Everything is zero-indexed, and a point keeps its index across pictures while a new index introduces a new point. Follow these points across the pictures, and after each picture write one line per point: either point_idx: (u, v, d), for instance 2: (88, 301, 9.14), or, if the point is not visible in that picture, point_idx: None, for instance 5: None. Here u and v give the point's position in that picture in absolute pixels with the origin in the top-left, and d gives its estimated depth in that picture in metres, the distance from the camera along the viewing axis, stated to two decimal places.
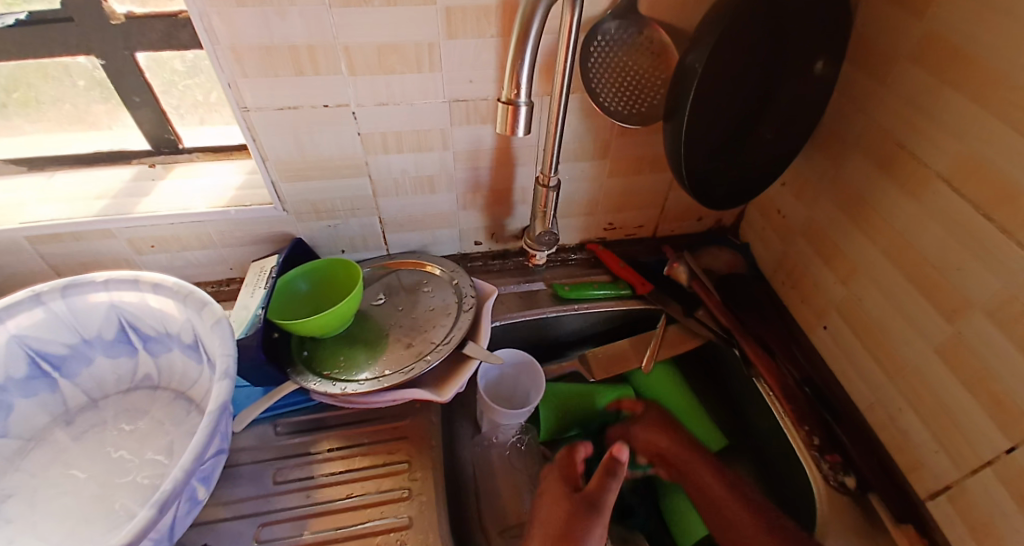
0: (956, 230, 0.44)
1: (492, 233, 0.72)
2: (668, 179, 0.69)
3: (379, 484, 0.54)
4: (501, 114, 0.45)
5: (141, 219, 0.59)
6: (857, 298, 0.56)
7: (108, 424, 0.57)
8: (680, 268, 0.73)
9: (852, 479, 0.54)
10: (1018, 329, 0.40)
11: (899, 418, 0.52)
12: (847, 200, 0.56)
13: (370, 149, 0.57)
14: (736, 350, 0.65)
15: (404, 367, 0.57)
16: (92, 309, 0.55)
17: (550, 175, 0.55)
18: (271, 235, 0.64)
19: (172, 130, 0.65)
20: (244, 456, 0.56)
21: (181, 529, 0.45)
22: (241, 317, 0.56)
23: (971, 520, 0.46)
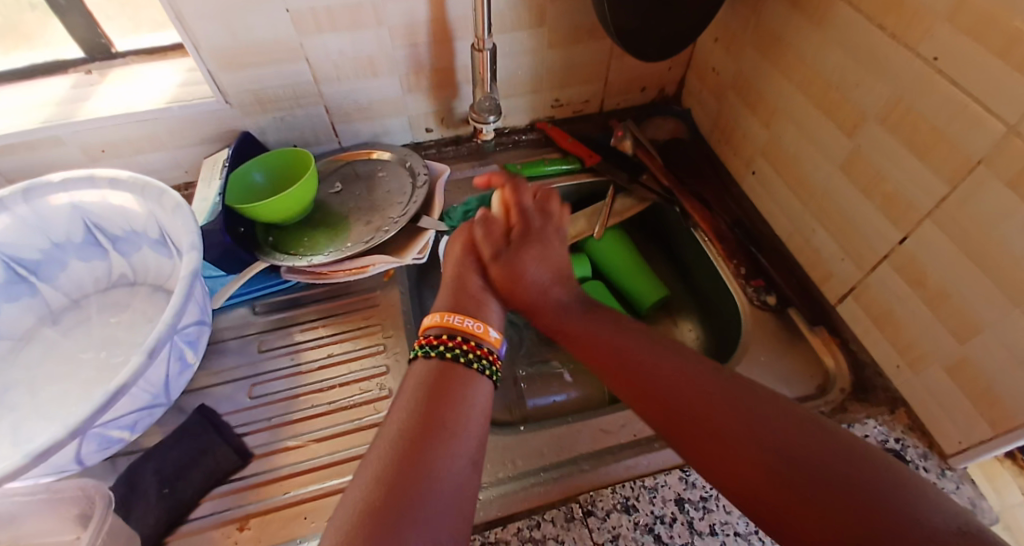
0: (852, 50, 0.48)
1: (442, 119, 0.74)
2: (607, 47, 0.71)
3: (357, 343, 0.60)
4: None
5: (86, 122, 0.60)
6: (777, 138, 0.61)
7: (94, 320, 0.61)
8: (626, 138, 0.76)
9: (773, 298, 0.61)
10: (903, 127, 0.45)
11: (813, 238, 0.59)
12: (767, 44, 0.59)
13: (303, 31, 0.58)
14: (676, 208, 0.71)
15: (366, 240, 0.61)
16: (55, 211, 0.57)
17: (484, 38, 0.57)
18: (222, 133, 0.65)
19: (103, 34, 0.64)
20: (227, 333, 0.61)
21: (176, 388, 0.51)
22: (202, 208, 0.59)
23: (873, 312, 0.53)
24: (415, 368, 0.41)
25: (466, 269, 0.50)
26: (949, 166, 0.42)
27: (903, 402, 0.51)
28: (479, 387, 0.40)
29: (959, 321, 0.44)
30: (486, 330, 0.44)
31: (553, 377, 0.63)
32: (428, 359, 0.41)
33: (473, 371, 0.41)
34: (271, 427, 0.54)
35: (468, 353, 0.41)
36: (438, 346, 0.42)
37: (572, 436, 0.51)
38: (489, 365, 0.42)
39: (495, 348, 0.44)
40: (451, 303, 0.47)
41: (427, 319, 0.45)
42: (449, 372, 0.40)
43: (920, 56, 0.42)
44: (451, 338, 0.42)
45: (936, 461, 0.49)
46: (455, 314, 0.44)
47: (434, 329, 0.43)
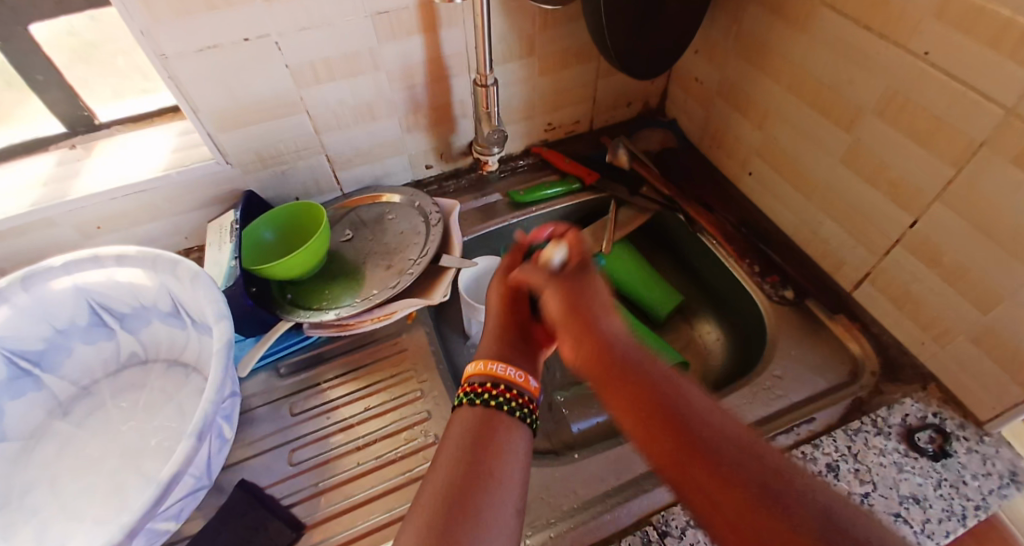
0: (840, 50, 0.51)
1: (441, 154, 0.74)
2: (594, 68, 0.73)
3: (392, 392, 0.59)
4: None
5: (81, 200, 0.57)
6: (773, 139, 0.64)
7: (109, 406, 0.58)
8: (620, 152, 0.77)
9: (790, 291, 0.63)
10: (901, 119, 0.48)
11: (820, 229, 0.62)
12: (751, 51, 0.62)
13: (302, 83, 0.57)
14: (680, 215, 0.73)
15: (390, 285, 0.60)
16: (58, 297, 0.54)
17: (486, 73, 0.58)
18: (223, 193, 0.64)
19: (85, 105, 0.62)
20: (255, 401, 0.58)
21: (218, 467, 0.48)
22: (217, 273, 0.56)
23: (890, 293, 0.55)
24: (460, 416, 0.41)
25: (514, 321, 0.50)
26: (952, 150, 0.44)
27: (934, 377, 0.54)
28: (519, 435, 0.40)
29: (979, 292, 0.46)
30: (527, 380, 0.44)
31: (591, 398, 0.63)
32: (472, 407, 0.41)
33: (515, 421, 0.41)
34: (318, 493, 0.51)
35: (510, 401, 0.42)
36: (483, 394, 0.42)
37: (629, 456, 0.51)
38: (527, 412, 0.42)
39: (535, 397, 0.44)
40: (494, 350, 0.47)
41: (469, 366, 0.45)
42: (494, 420, 0.41)
43: (911, 51, 0.45)
44: (494, 386, 0.43)
45: (973, 429, 0.50)
46: (497, 362, 0.45)
47: (477, 377, 0.43)
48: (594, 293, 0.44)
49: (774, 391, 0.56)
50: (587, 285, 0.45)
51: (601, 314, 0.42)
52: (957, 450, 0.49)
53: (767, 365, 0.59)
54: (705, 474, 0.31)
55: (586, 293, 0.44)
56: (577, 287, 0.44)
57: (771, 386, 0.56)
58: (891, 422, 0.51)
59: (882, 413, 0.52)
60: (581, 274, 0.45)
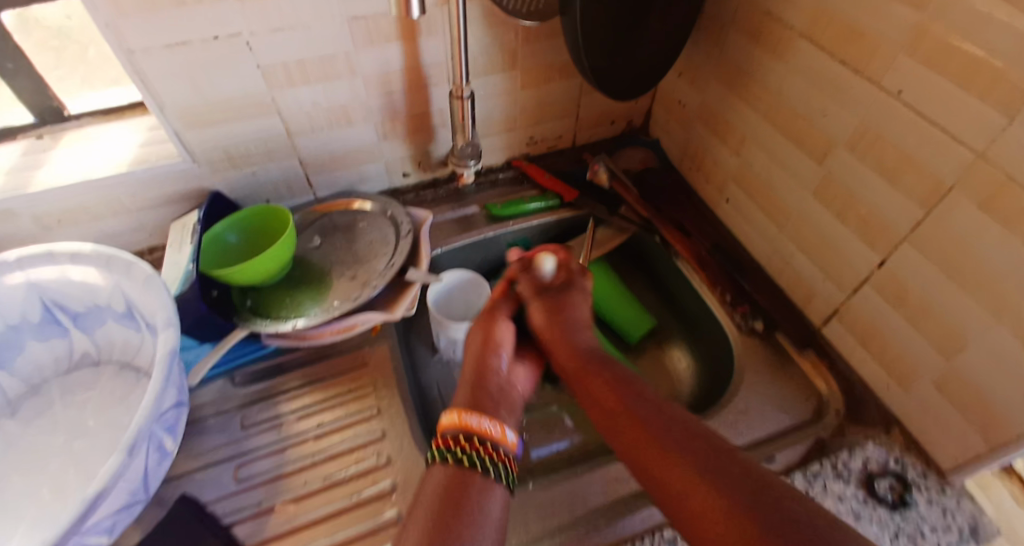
0: (815, 80, 0.50)
1: (419, 163, 0.73)
2: (578, 84, 0.71)
3: (348, 408, 0.57)
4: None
5: (41, 193, 0.55)
6: (749, 164, 0.63)
7: (58, 406, 0.56)
8: (601, 171, 0.76)
9: (760, 324, 0.62)
10: (872, 153, 0.47)
11: (793, 261, 0.60)
12: (730, 75, 0.61)
13: (275, 84, 0.56)
14: (657, 237, 0.72)
15: (352, 296, 0.59)
16: (9, 292, 0.53)
17: (462, 86, 0.57)
18: (189, 193, 0.62)
19: (56, 97, 0.60)
20: (207, 410, 0.57)
21: (155, 481, 0.47)
22: (173, 275, 0.56)
23: (859, 334, 0.54)
24: (433, 474, 0.39)
25: (486, 353, 0.50)
26: (921, 189, 0.43)
27: (898, 421, 0.52)
28: (494, 496, 0.38)
29: (944, 339, 0.45)
30: (504, 430, 0.43)
31: (554, 423, 0.62)
32: (445, 463, 0.39)
33: (489, 479, 0.39)
34: (261, 512, 0.50)
35: (485, 456, 0.40)
36: (456, 449, 0.40)
37: (583, 488, 0.50)
38: (501, 468, 0.40)
39: (511, 452, 0.42)
40: (470, 401, 0.45)
41: (445, 416, 0.43)
42: (467, 480, 0.38)
43: (884, 88, 0.44)
44: (468, 440, 0.41)
45: (935, 479, 0.49)
46: (473, 414, 0.43)
47: (450, 429, 0.42)
48: (574, 310, 0.54)
49: (736, 427, 0.55)
50: (573, 301, 0.55)
51: (572, 328, 0.52)
52: (916, 500, 0.48)
53: (732, 398, 0.57)
54: (673, 474, 0.34)
55: (567, 310, 0.54)
56: (561, 303, 0.54)
57: (735, 421, 0.55)
58: (852, 467, 0.50)
59: (843, 456, 0.51)
60: (566, 289, 0.56)
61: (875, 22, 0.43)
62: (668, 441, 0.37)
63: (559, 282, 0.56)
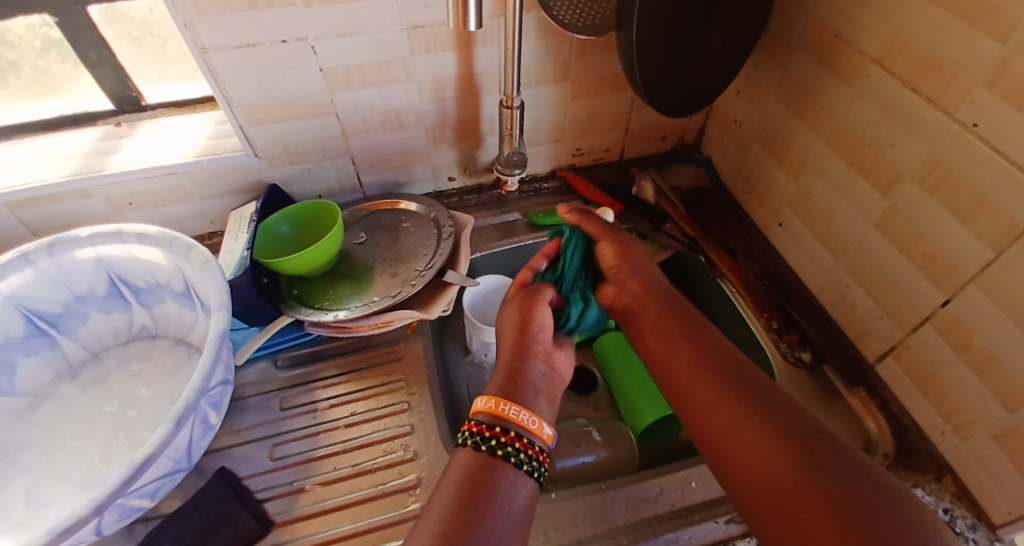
0: (885, 107, 0.48)
1: (465, 168, 0.74)
2: (629, 98, 0.71)
3: (380, 400, 0.58)
4: (451, 7, 0.46)
5: (115, 175, 0.60)
6: (806, 191, 0.61)
7: (113, 374, 0.60)
8: (647, 186, 0.76)
9: (807, 354, 0.60)
10: (942, 189, 0.45)
11: (846, 292, 0.58)
12: (793, 97, 0.60)
13: (334, 86, 0.58)
14: (701, 256, 0.70)
15: (392, 293, 0.61)
16: (80, 265, 0.57)
17: (513, 95, 0.58)
18: (248, 183, 0.66)
19: (134, 86, 0.65)
20: (248, 390, 0.59)
21: (198, 452, 0.49)
22: (228, 261, 0.59)
23: (914, 373, 0.51)
24: (460, 456, 0.41)
25: (525, 350, 0.49)
26: (994, 231, 0.41)
27: (950, 469, 0.49)
28: (519, 487, 0.40)
29: (1007, 388, 0.42)
30: (543, 429, 0.43)
31: (582, 436, 0.61)
32: (477, 451, 0.41)
33: (520, 472, 0.40)
34: (292, 491, 0.51)
35: (519, 452, 0.41)
36: (489, 440, 0.41)
37: (607, 505, 0.49)
38: (540, 466, 0.41)
39: (545, 445, 0.43)
40: (506, 391, 0.46)
41: (478, 402, 0.44)
42: (497, 466, 0.40)
43: (960, 121, 0.42)
44: (502, 431, 0.42)
45: (984, 532, 0.46)
46: (509, 403, 0.43)
47: (484, 416, 0.43)
48: (604, 276, 0.54)
49: None
50: (631, 245, 0.57)
51: (608, 292, 0.53)
52: None
53: None
54: (745, 447, 0.39)
55: (599, 276, 0.54)
56: (592, 265, 0.54)
57: None
58: None
59: None
60: (623, 238, 0.58)
61: (955, 51, 0.41)
62: (742, 424, 0.40)
63: (612, 238, 0.56)
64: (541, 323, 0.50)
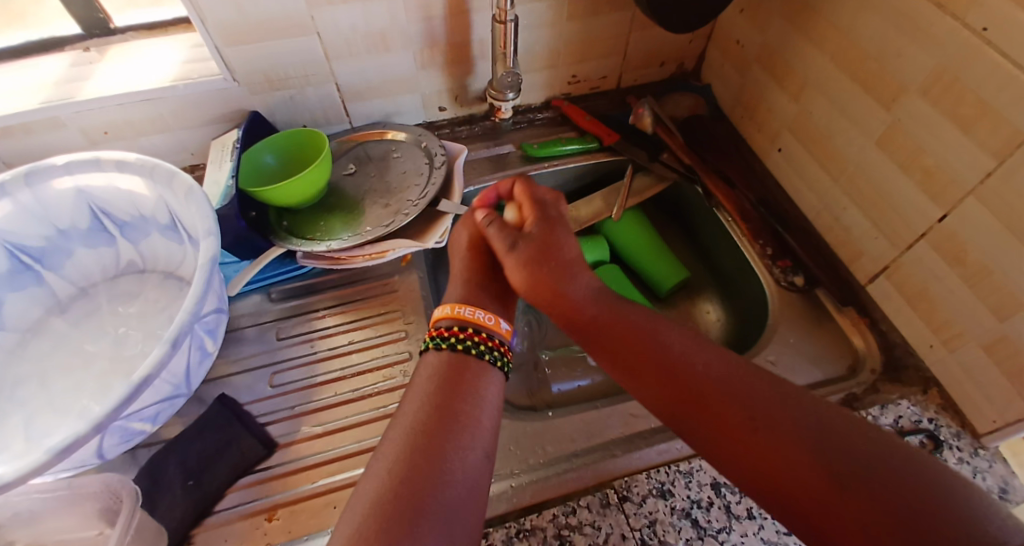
0: (893, 17, 0.46)
1: (455, 97, 0.71)
2: (627, 18, 0.68)
3: (377, 329, 0.59)
4: None
5: (88, 102, 0.57)
6: (808, 113, 0.59)
7: (105, 309, 0.59)
8: (645, 115, 0.73)
9: (800, 279, 0.60)
10: (946, 99, 0.43)
11: (843, 216, 0.58)
12: (798, 12, 0.57)
13: (314, 1, 0.54)
14: (698, 188, 0.69)
15: (385, 223, 0.60)
16: (59, 196, 0.54)
17: (505, 9, 0.55)
18: (229, 112, 0.63)
19: (101, 8, 0.61)
20: (244, 321, 0.59)
21: (197, 378, 0.49)
22: (215, 192, 0.57)
23: (906, 291, 0.52)
24: (428, 360, 0.41)
25: (471, 294, 0.47)
26: (995, 140, 0.40)
27: (936, 382, 0.51)
28: (492, 380, 0.40)
29: (1000, 299, 0.43)
30: (498, 323, 0.44)
31: (576, 362, 0.62)
32: (439, 351, 0.41)
33: (484, 364, 0.41)
34: (294, 416, 0.52)
35: (478, 344, 0.42)
36: (449, 338, 0.42)
37: (601, 422, 0.51)
38: (503, 358, 0.42)
39: (506, 340, 0.44)
40: (463, 295, 0.47)
41: (437, 311, 0.45)
42: (464, 363, 0.40)
43: (968, 26, 0.40)
44: (461, 330, 0.42)
45: (969, 440, 0.48)
46: (465, 306, 0.44)
47: (445, 320, 0.44)
48: (561, 250, 0.48)
49: None
50: (559, 238, 0.49)
51: (565, 278, 0.46)
52: (948, 458, 0.47)
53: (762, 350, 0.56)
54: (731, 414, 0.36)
55: (555, 249, 0.48)
56: (548, 243, 0.48)
57: None
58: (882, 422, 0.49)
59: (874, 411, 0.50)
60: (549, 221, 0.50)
61: None
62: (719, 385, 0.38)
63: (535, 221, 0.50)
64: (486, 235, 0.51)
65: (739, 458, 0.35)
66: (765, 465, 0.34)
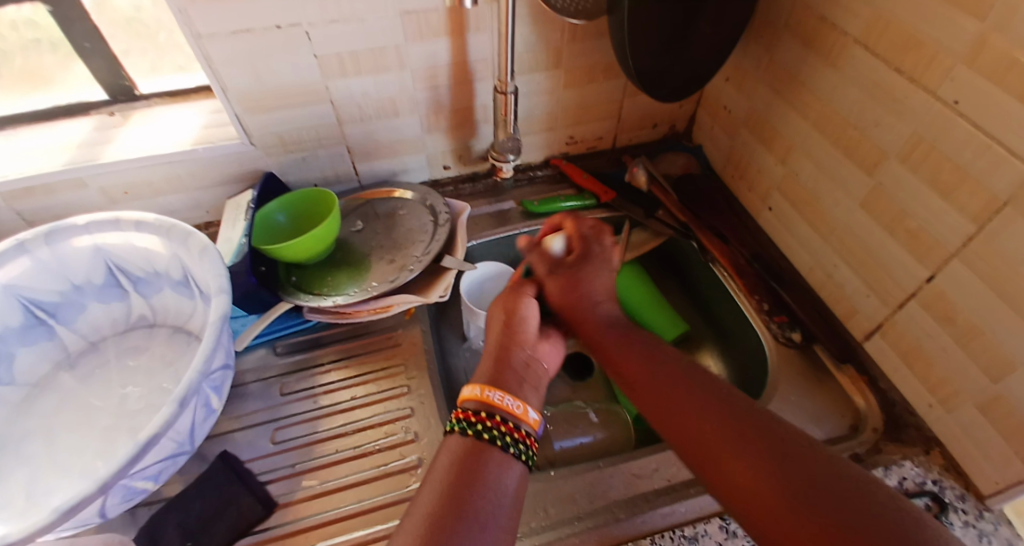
0: (869, 89, 0.50)
1: (460, 157, 0.75)
2: (621, 85, 0.72)
3: (381, 384, 0.59)
4: None
5: (110, 165, 0.60)
6: (795, 174, 0.62)
7: (112, 363, 0.60)
8: (639, 173, 0.77)
9: (797, 334, 0.61)
10: (925, 166, 0.46)
11: (834, 273, 0.60)
12: (780, 81, 0.61)
13: (329, 73, 0.59)
14: (694, 242, 0.72)
15: (390, 279, 0.62)
16: (77, 254, 0.57)
17: (506, 81, 0.59)
18: (244, 172, 0.66)
19: (128, 77, 0.65)
20: (249, 376, 0.60)
21: (201, 435, 0.49)
22: (227, 249, 0.59)
23: (899, 348, 0.53)
24: (449, 444, 0.41)
25: (510, 341, 0.50)
26: (974, 205, 0.43)
27: (937, 442, 0.51)
28: (510, 472, 0.40)
29: (990, 357, 0.44)
30: (527, 413, 0.44)
31: (580, 417, 0.62)
32: (464, 437, 0.41)
33: (508, 456, 0.40)
34: (294, 474, 0.52)
35: (505, 436, 0.41)
36: (475, 424, 0.41)
37: (604, 482, 0.51)
38: (528, 451, 0.42)
39: (533, 430, 0.43)
40: (492, 377, 0.46)
41: (465, 391, 0.45)
42: (484, 454, 0.40)
43: (940, 98, 0.43)
44: (488, 416, 0.42)
45: (973, 502, 0.48)
46: (494, 390, 0.44)
47: (472, 403, 0.43)
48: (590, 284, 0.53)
49: None
50: (588, 275, 0.54)
51: (589, 304, 0.52)
52: (953, 522, 0.47)
53: (763, 406, 0.57)
54: (699, 437, 0.39)
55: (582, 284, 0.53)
56: (580, 277, 0.53)
57: None
58: (886, 484, 0.49)
59: (877, 473, 0.50)
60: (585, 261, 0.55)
61: (934, 30, 0.42)
62: (705, 406, 0.40)
63: (573, 258, 0.55)
64: (525, 315, 0.52)
65: (699, 461, 0.39)
66: (709, 462, 0.38)
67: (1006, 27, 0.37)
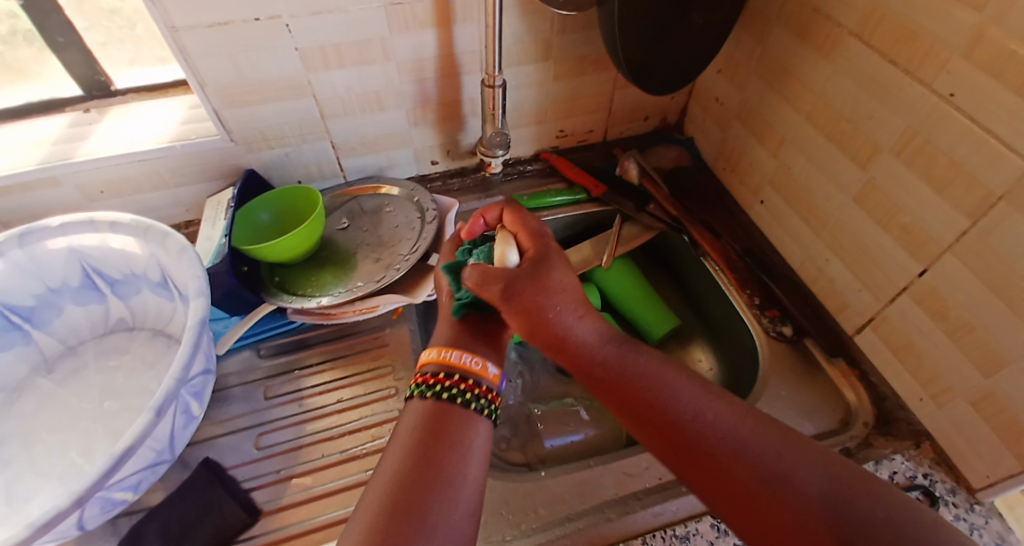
0: (863, 81, 0.49)
1: (448, 151, 0.73)
2: (612, 77, 0.71)
3: (367, 386, 0.58)
4: None
5: (85, 162, 0.58)
6: (787, 167, 0.61)
7: (92, 366, 0.59)
8: (630, 166, 0.76)
9: (789, 328, 0.61)
10: (919, 159, 0.45)
11: (827, 267, 0.59)
12: (772, 73, 0.60)
13: (311, 67, 0.57)
14: (685, 236, 0.71)
15: (376, 278, 0.61)
16: (51, 255, 0.55)
17: (494, 74, 0.57)
18: (226, 169, 0.64)
19: (103, 71, 0.63)
20: (232, 379, 0.59)
21: (181, 444, 0.48)
22: (207, 248, 0.57)
23: (892, 344, 0.52)
24: (412, 406, 0.41)
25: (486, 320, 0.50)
26: (968, 199, 0.42)
27: (928, 436, 0.51)
28: (477, 429, 0.40)
29: (983, 353, 0.43)
30: (487, 367, 0.43)
31: (569, 415, 0.61)
32: (424, 399, 0.41)
33: (471, 412, 0.40)
34: (279, 480, 0.51)
35: (466, 393, 0.41)
36: (434, 385, 0.41)
37: (595, 481, 0.50)
38: (491, 406, 0.41)
39: (495, 385, 0.43)
40: (451, 339, 0.46)
41: (423, 354, 0.44)
42: (449, 412, 0.40)
43: (935, 91, 0.42)
44: (447, 376, 0.42)
45: (963, 495, 0.48)
46: (451, 349, 0.43)
47: (430, 366, 0.43)
48: None
49: None
50: None
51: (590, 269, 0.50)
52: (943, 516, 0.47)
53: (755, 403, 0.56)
54: (693, 450, 0.38)
55: None
56: None
57: None
58: None
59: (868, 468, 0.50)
60: None
61: (931, 21, 0.41)
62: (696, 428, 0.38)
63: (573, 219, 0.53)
64: None
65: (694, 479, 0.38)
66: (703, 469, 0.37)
67: (1002, 17, 0.36)
